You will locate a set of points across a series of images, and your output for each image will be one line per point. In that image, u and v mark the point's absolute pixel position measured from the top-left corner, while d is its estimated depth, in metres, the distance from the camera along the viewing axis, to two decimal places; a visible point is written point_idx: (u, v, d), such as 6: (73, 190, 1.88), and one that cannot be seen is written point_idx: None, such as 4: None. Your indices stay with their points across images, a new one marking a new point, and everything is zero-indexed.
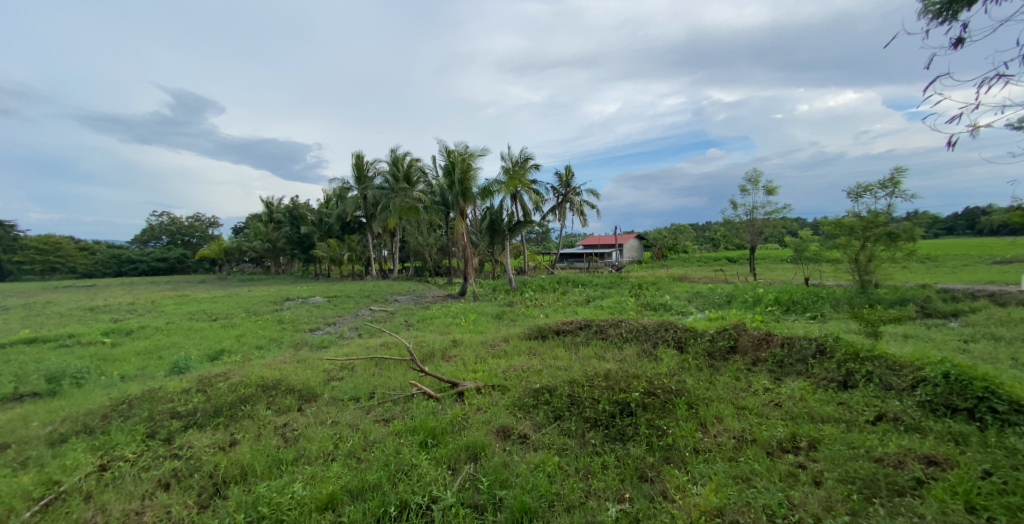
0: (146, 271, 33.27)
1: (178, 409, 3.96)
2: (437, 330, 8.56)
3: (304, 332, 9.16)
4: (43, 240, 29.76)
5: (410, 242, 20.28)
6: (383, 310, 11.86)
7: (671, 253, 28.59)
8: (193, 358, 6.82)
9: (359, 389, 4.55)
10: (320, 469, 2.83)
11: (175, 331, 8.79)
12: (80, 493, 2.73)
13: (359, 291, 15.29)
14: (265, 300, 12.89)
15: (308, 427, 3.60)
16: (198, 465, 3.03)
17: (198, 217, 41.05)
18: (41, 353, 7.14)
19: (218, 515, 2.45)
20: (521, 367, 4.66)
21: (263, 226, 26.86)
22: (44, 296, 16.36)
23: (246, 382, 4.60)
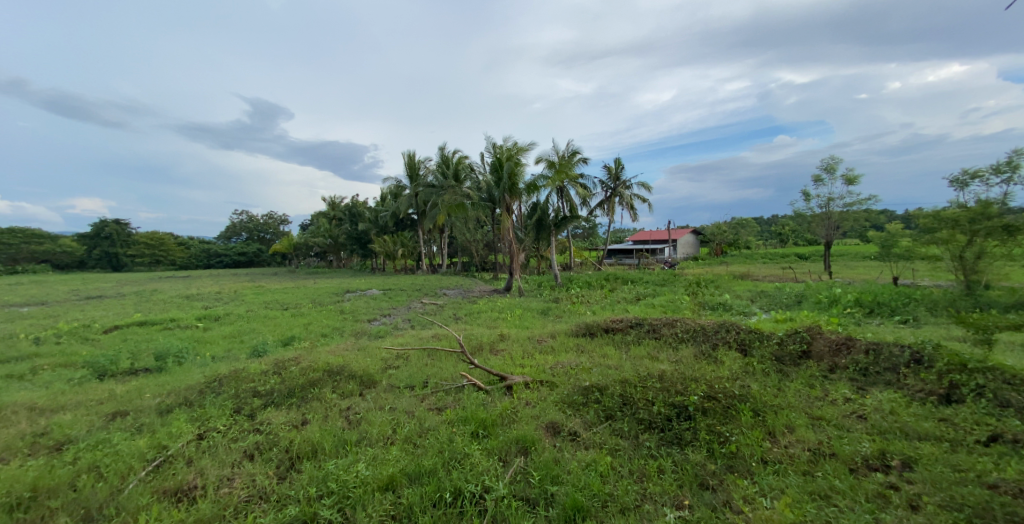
0: (229, 264, 36.69)
1: (259, 388, 4.31)
2: (486, 325, 8.68)
3: (363, 322, 9.63)
4: (151, 235, 33.73)
5: (458, 238, 20.64)
6: (433, 303, 12.21)
7: (732, 249, 27.13)
8: (269, 343, 7.41)
9: (413, 377, 4.71)
10: (380, 451, 2.97)
11: (254, 318, 9.59)
12: (183, 457, 3.05)
13: (412, 284, 15.83)
14: (329, 291, 13.72)
15: (370, 411, 3.78)
16: (275, 441, 3.28)
17: (272, 215, 44.41)
18: (149, 334, 8.06)
19: (293, 487, 2.63)
20: (570, 364, 4.63)
21: (326, 223, 28.54)
22: (145, 285, 18.48)
23: (314, 366, 4.91)
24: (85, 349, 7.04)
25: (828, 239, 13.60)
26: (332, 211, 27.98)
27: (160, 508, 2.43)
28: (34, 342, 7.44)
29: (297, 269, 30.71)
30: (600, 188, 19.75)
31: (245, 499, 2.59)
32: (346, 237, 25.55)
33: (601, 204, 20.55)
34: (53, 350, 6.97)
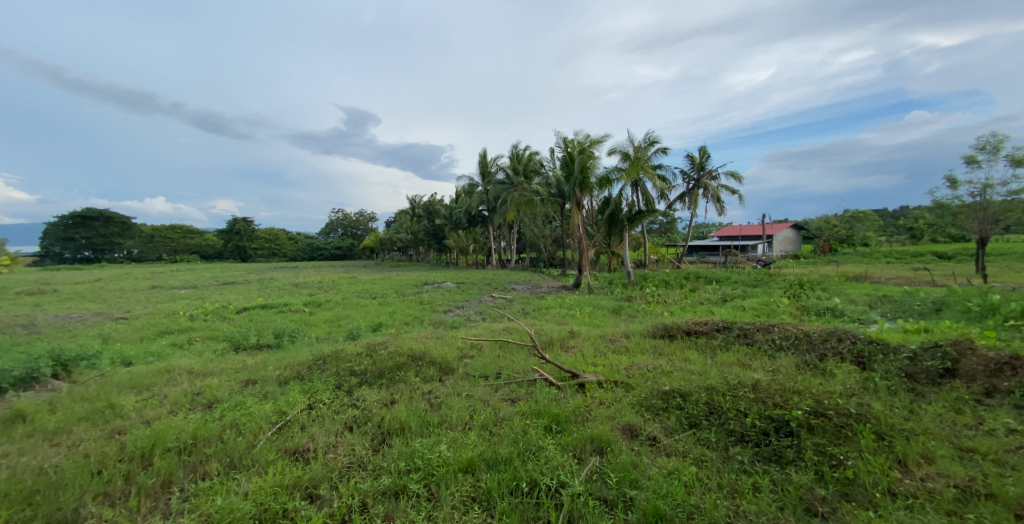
0: (327, 257, 40.49)
1: (355, 369, 4.75)
2: (557, 321, 8.66)
3: (440, 313, 10.11)
4: (269, 232, 38.66)
5: (527, 233, 20.74)
6: (503, 297, 12.46)
7: (843, 245, 24.05)
8: (362, 328, 8.14)
9: (487, 368, 4.82)
10: (461, 435, 3.09)
11: (349, 305, 10.52)
12: (298, 423, 3.48)
13: (482, 278, 16.32)
14: (410, 283, 14.63)
15: (449, 396, 3.96)
16: (368, 416, 3.58)
17: (362, 212, 48.20)
18: (270, 315, 9.24)
19: (386, 459, 2.85)
20: (646, 365, 4.47)
21: (407, 220, 30.33)
22: (263, 273, 21.31)
23: (399, 351, 5.27)
24: (224, 326, 8.30)
25: (983, 234, 11.60)
26: (412, 208, 29.68)
27: (282, 465, 2.79)
28: (188, 318, 8.91)
29: (384, 263, 33.16)
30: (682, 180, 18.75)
31: (348, 464, 2.86)
32: (425, 233, 26.91)
33: (683, 198, 19.48)
34: (201, 326, 8.30)
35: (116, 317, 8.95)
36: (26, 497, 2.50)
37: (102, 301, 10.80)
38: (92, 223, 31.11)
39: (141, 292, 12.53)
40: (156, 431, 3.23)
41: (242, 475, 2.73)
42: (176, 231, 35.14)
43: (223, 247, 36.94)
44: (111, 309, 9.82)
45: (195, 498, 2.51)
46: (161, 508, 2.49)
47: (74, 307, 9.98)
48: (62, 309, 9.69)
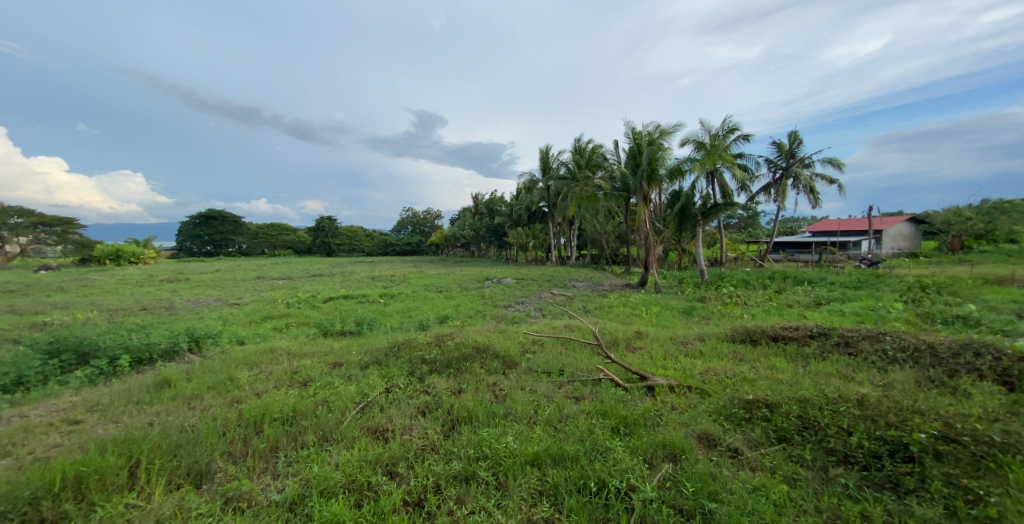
0: (399, 253, 42.56)
1: (426, 358, 5.04)
2: (622, 320, 8.42)
3: (501, 308, 10.27)
4: (350, 231, 41.80)
5: (588, 229, 20.41)
6: (562, 294, 12.42)
7: (977, 243, 20.47)
8: (431, 320, 8.65)
9: (550, 364, 4.82)
10: (526, 428, 3.12)
11: (417, 297, 11.05)
12: (377, 405, 3.81)
13: (542, 275, 16.41)
14: (473, 277, 15.08)
15: (513, 390, 4.01)
16: (439, 403, 3.78)
17: (430, 210, 50.25)
18: (351, 305, 9.99)
19: (456, 445, 2.99)
20: (723, 371, 4.21)
21: (471, 217, 31.13)
22: (343, 266, 23.28)
23: (465, 343, 5.47)
24: (314, 315, 9.19)
25: None
26: (476, 205, 30.41)
27: (365, 443, 3.07)
28: (285, 305, 9.95)
29: (450, 258, 34.35)
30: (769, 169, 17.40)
31: (421, 446, 3.05)
32: (487, 229, 27.37)
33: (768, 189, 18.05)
34: (296, 314, 9.24)
35: (232, 303, 10.18)
36: (172, 449, 3.07)
37: (218, 288, 12.41)
38: (212, 222, 36.09)
39: (249, 282, 14.14)
40: (263, 403, 3.77)
41: (333, 447, 3.09)
42: (273, 229, 39.13)
43: (311, 243, 40.45)
44: (227, 295, 11.24)
45: (295, 464, 2.89)
46: (271, 471, 2.91)
47: (199, 292, 11.57)
48: (190, 294, 11.26)
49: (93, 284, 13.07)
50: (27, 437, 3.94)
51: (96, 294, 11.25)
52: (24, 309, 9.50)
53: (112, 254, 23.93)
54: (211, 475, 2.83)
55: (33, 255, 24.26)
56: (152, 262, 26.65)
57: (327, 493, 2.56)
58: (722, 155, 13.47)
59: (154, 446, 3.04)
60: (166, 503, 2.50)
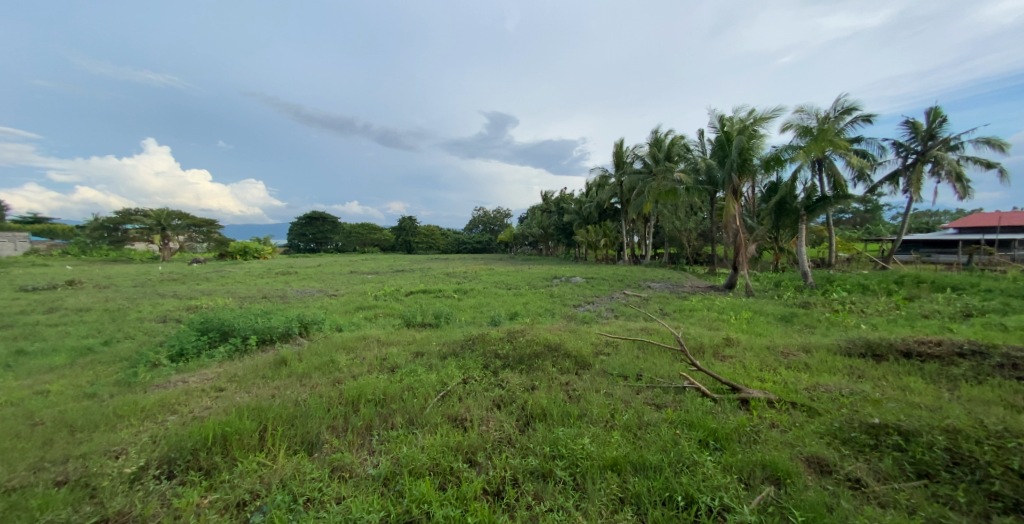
0: (471, 251, 44.30)
1: (499, 352, 5.17)
2: (707, 325, 7.89)
3: (570, 307, 10.21)
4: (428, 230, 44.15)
5: (665, 227, 19.14)
6: (636, 295, 11.96)
7: None
8: (503, 316, 8.85)
9: (626, 368, 4.65)
10: (603, 432, 3.08)
11: (490, 294, 11.33)
12: (455, 395, 4.02)
13: (614, 273, 16.05)
14: (541, 276, 15.01)
15: (588, 391, 3.94)
16: (514, 398, 3.88)
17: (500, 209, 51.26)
18: (431, 299, 10.54)
19: (531, 441, 3.05)
20: (836, 390, 3.77)
21: (539, 215, 31.06)
22: (423, 263, 24.63)
23: (536, 340, 5.51)
24: (398, 307, 9.85)
25: None
26: (545, 203, 30.26)
27: (446, 429, 3.27)
28: (374, 297, 10.78)
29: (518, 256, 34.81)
30: (901, 152, 15.13)
31: (499, 439, 3.16)
32: (555, 227, 26.97)
33: (898, 177, 15.67)
34: (383, 306, 9.97)
35: (331, 294, 11.25)
36: (290, 419, 3.58)
37: (320, 281, 13.83)
38: (315, 222, 40.31)
39: (343, 276, 15.53)
40: (357, 386, 4.25)
41: (419, 431, 3.33)
42: (364, 229, 42.49)
43: (395, 241, 43.59)
44: (327, 287, 12.46)
45: (386, 443, 3.18)
46: (367, 446, 3.24)
47: (304, 284, 13.00)
48: (298, 285, 12.67)
49: (226, 274, 15.30)
50: (187, 398, 4.87)
51: (229, 283, 13.19)
52: (182, 294, 11.50)
53: (241, 250, 27.78)
54: (320, 445, 3.25)
55: (188, 251, 28.98)
56: (271, 257, 30.39)
57: (416, 473, 2.76)
58: (835, 141, 11.93)
59: (277, 416, 3.57)
60: (287, 465, 2.92)
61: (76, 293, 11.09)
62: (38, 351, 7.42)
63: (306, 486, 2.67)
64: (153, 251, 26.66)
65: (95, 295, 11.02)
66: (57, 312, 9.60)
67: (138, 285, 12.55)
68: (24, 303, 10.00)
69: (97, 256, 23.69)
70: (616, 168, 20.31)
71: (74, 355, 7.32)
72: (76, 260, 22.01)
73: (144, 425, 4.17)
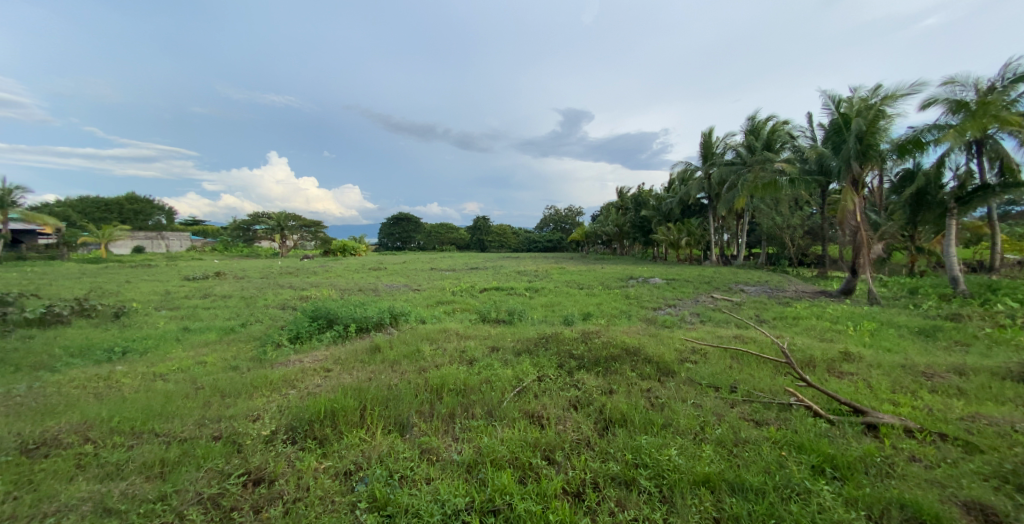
0: (543, 248, 43.58)
1: (574, 353, 5.58)
2: (817, 336, 7.10)
3: (649, 309, 9.85)
4: (500, 228, 45.39)
5: (763, 224, 17.04)
6: (726, 298, 11.07)
7: None
8: (575, 316, 8.90)
9: (718, 378, 4.72)
10: (692, 445, 3.22)
11: (562, 293, 11.36)
12: (531, 391, 4.45)
13: (701, 275, 14.80)
14: (614, 276, 14.48)
15: (673, 400, 4.13)
16: (590, 400, 4.20)
17: (571, 207, 50.58)
18: (503, 295, 10.93)
19: (612, 445, 3.30)
20: (1003, 422, 3.41)
21: (614, 213, 30.04)
22: (497, 261, 25.14)
23: (613, 343, 5.78)
24: (475, 302, 10.39)
25: None
26: (620, 200, 29.19)
27: (526, 424, 3.64)
28: (452, 292, 11.47)
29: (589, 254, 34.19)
30: None
31: (577, 440, 3.43)
32: (630, 225, 25.37)
33: None
34: (460, 301, 10.56)
35: (414, 288, 12.22)
36: (384, 401, 4.11)
37: (404, 276, 15.08)
38: (402, 223, 43.70)
39: (424, 272, 16.64)
40: (440, 375, 4.77)
41: (498, 424, 3.71)
42: (440, 227, 45.63)
43: (469, 240, 45.82)
44: (411, 282, 13.54)
45: (468, 432, 3.57)
46: (451, 432, 3.63)
47: (391, 278, 14.27)
48: (387, 279, 13.98)
49: (329, 269, 17.39)
50: (303, 375, 5.78)
51: (331, 276, 14.98)
52: (296, 285, 13.38)
53: (341, 248, 31.13)
54: (410, 427, 3.72)
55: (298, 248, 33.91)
56: (365, 255, 33.62)
57: (496, 463, 3.09)
58: (1001, 116, 9.74)
59: (373, 397, 4.11)
60: (383, 443, 3.37)
61: (221, 283, 13.49)
62: (197, 329, 9.27)
63: (400, 465, 3.06)
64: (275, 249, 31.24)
65: (234, 285, 13.32)
66: (209, 297, 11.83)
67: (264, 276, 14.88)
68: (187, 290, 12.47)
69: (235, 251, 28.55)
70: (703, 160, 18.73)
71: (222, 333, 9.02)
72: (221, 255, 26.61)
73: (273, 395, 5.06)
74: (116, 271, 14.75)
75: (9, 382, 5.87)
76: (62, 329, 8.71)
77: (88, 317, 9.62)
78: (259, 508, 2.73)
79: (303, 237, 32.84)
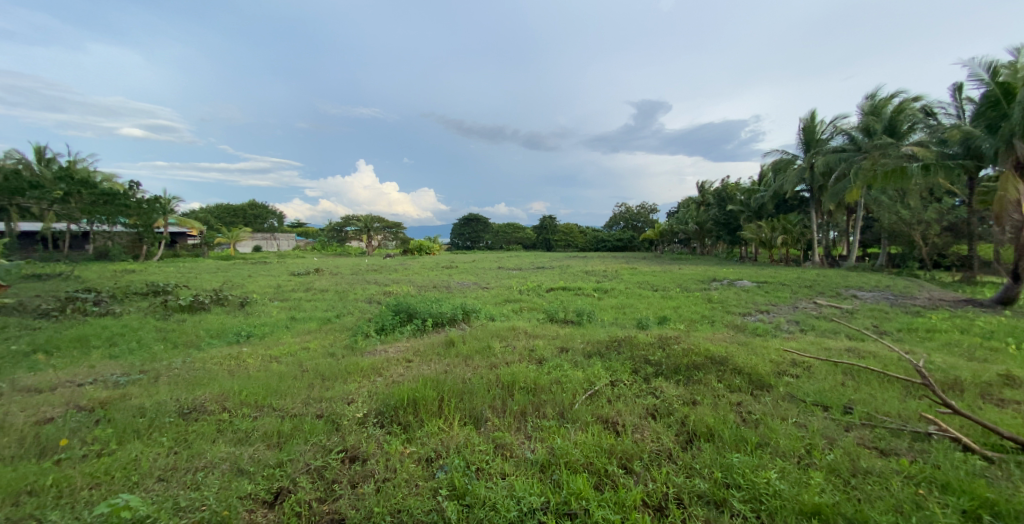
0: (611, 248, 41.27)
1: (650, 358, 5.29)
2: (961, 353, 5.89)
3: (736, 315, 8.96)
4: (568, 227, 44.66)
5: (884, 220, 14.53)
6: (834, 305, 9.68)
7: None
8: (650, 320, 8.43)
9: (826, 397, 4.16)
10: (795, 469, 2.89)
11: (636, 295, 10.83)
12: (605, 396, 4.33)
13: (801, 278, 13.10)
14: (695, 278, 13.42)
15: (769, 417, 3.74)
16: (670, 409, 3.97)
17: (643, 204, 47.87)
18: (571, 296, 10.73)
19: (697, 461, 3.09)
20: None
21: (695, 209, 27.90)
22: (562, 261, 24.11)
23: (696, 350, 5.36)
24: (543, 301, 10.37)
25: None
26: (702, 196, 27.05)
27: (600, 429, 3.55)
28: (520, 291, 11.55)
29: (667, 254, 32.08)
30: None
31: (656, 451, 3.27)
32: (712, 223, 23.20)
33: None
34: (527, 300, 10.59)
35: (483, 286, 12.53)
36: (460, 394, 4.29)
37: (474, 274, 15.55)
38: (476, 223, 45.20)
39: (492, 271, 17.00)
40: (511, 372, 4.86)
41: (571, 426, 3.67)
42: (507, 227, 46.63)
43: (536, 239, 45.73)
44: (480, 280, 13.91)
45: (541, 432, 3.58)
46: (523, 430, 3.69)
47: (462, 276, 14.81)
48: (458, 277, 14.54)
49: (407, 267, 18.61)
50: (388, 364, 6.28)
51: (409, 274, 16.00)
52: (380, 281, 14.52)
53: (417, 247, 32.94)
54: (484, 421, 3.85)
55: (380, 247, 36.61)
56: (438, 253, 35.12)
57: (571, 466, 3.05)
58: None
59: (450, 390, 4.32)
60: (461, 434, 3.52)
61: (319, 278, 15.18)
62: (302, 318, 10.54)
63: (477, 457, 3.16)
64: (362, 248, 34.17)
65: (330, 280, 14.89)
66: (311, 291, 13.37)
67: (354, 273, 16.42)
68: (293, 284, 14.23)
69: (330, 250, 31.94)
70: (806, 148, 16.56)
71: (321, 323, 10.17)
72: (319, 254, 29.83)
73: (363, 381, 5.58)
74: (240, 267, 17.37)
75: (169, 356, 7.20)
76: (204, 315, 10.49)
77: (221, 306, 11.44)
78: (355, 483, 2.96)
79: (386, 237, 35.54)
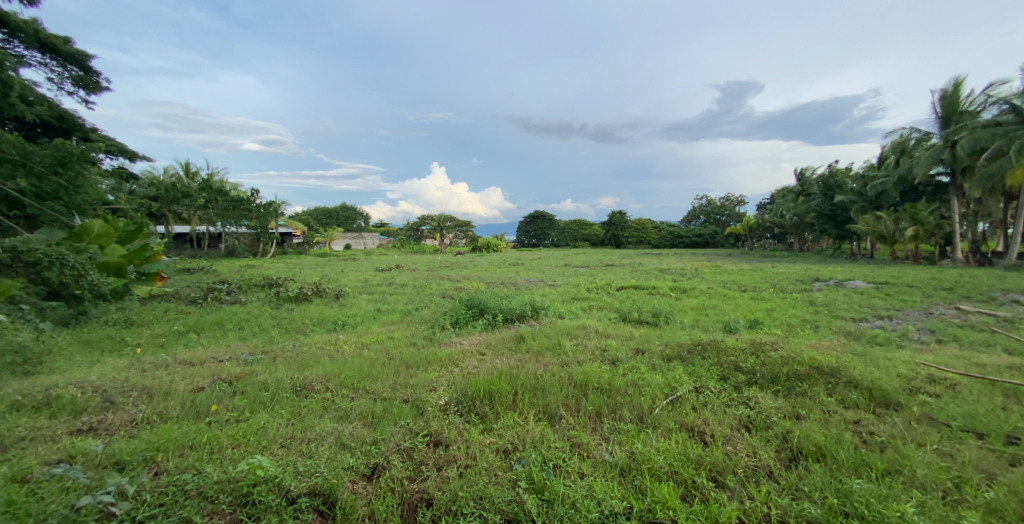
0: (690, 244, 38.48)
1: (741, 364, 4.72)
2: None
3: (847, 320, 7.71)
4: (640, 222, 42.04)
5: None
6: (982, 310, 7.92)
7: None
8: (737, 323, 7.62)
9: (980, 422, 3.34)
10: (942, 507, 2.35)
11: (720, 295, 9.86)
12: (690, 403, 3.96)
13: (937, 279, 10.87)
14: (791, 277, 11.81)
15: (898, 440, 3.11)
16: (768, 423, 3.50)
17: (729, 196, 43.52)
18: (644, 295, 10.12)
19: (806, 483, 2.67)
20: None
21: (793, 200, 24.73)
22: (635, 261, 20.53)
23: (799, 358, 4.68)
24: (613, 300, 9.93)
25: None
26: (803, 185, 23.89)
27: (687, 438, 3.24)
28: (589, 289, 11.18)
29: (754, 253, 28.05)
30: None
31: (753, 467, 2.89)
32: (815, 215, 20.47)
33: None
34: (597, 299, 10.20)
35: (550, 283, 12.37)
36: (533, 390, 4.24)
37: (542, 271, 15.45)
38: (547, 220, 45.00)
39: (559, 268, 16.72)
40: (584, 371, 4.68)
41: (652, 431, 3.41)
42: (575, 223, 45.57)
43: (603, 236, 43.54)
44: (547, 277, 13.77)
45: (618, 434, 3.37)
46: (598, 431, 3.51)
47: (530, 273, 14.79)
48: (525, 274, 14.55)
49: (476, 264, 19.10)
50: (462, 356, 6.46)
51: (479, 270, 16.39)
52: (453, 277, 15.07)
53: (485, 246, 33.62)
54: (558, 419, 3.74)
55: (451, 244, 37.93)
56: (503, 251, 35.53)
57: (654, 473, 2.81)
58: None
59: (522, 386, 4.29)
60: (536, 429, 3.44)
61: (399, 274, 16.26)
62: (386, 310, 11.36)
63: (553, 453, 3.05)
64: (438, 246, 35.96)
65: (408, 276, 15.87)
66: (393, 285, 14.35)
67: (429, 269, 17.28)
68: (377, 279, 15.42)
69: (409, 247, 34.03)
70: (944, 124, 13.78)
71: (402, 315, 10.87)
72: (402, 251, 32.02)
73: (441, 371, 5.80)
74: (335, 263, 19.31)
75: (283, 340, 8.24)
76: (308, 304, 11.83)
77: (321, 297, 12.78)
78: (440, 466, 2.97)
79: (457, 235, 36.97)
